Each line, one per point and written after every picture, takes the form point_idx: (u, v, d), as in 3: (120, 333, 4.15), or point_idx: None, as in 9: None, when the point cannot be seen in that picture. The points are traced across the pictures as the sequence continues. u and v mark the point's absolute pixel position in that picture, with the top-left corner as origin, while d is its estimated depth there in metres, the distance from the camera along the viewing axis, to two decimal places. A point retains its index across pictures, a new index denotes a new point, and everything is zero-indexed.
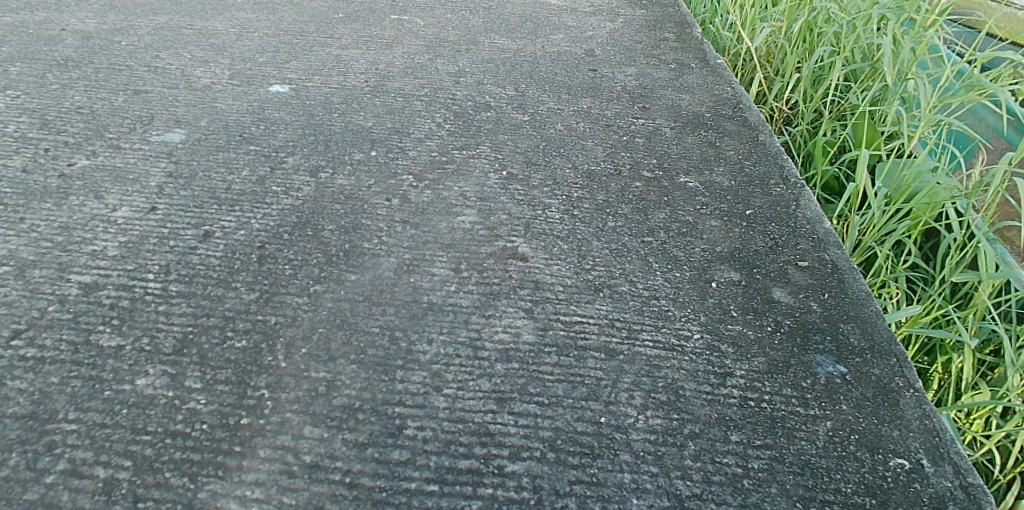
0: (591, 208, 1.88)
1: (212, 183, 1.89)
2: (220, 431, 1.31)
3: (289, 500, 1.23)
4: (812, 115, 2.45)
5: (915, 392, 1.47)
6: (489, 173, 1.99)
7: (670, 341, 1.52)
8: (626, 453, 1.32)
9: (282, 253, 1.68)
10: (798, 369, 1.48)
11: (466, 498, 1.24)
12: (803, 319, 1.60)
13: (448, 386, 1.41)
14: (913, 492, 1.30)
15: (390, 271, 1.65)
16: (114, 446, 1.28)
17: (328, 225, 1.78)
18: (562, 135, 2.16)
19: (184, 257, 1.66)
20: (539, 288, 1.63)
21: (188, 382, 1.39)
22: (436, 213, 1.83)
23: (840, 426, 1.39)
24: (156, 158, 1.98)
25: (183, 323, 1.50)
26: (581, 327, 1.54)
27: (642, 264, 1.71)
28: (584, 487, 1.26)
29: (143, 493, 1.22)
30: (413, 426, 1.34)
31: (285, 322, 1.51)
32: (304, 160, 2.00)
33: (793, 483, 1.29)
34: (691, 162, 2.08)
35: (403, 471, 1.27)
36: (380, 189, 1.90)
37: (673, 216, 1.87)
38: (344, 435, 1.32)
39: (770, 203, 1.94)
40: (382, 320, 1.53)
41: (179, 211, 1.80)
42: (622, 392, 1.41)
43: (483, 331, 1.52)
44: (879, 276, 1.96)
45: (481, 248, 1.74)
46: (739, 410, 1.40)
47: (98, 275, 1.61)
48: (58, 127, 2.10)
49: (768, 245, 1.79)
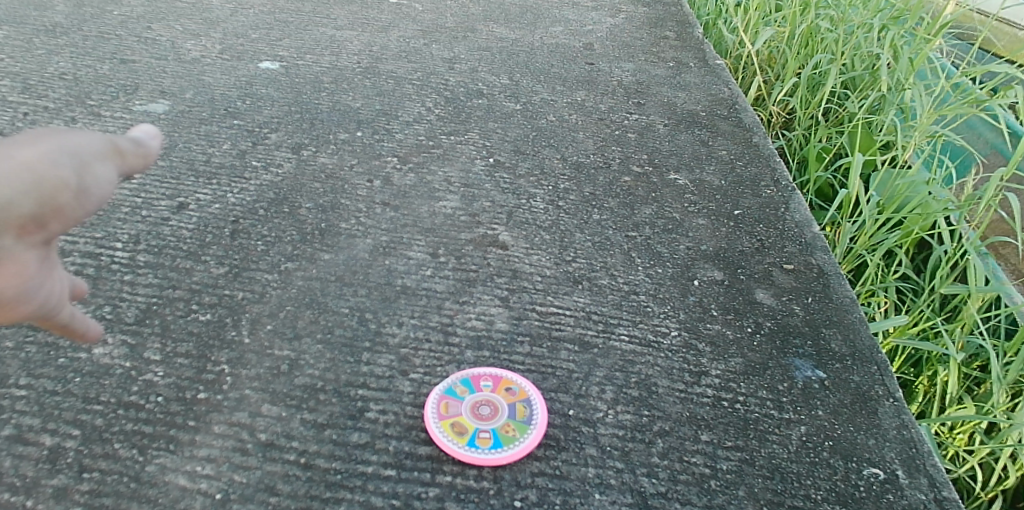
0: (577, 199, 1.84)
1: (191, 155, 1.85)
2: (175, 404, 1.27)
3: (240, 478, 1.18)
4: (809, 121, 2.42)
5: (894, 401, 1.43)
6: (476, 159, 1.95)
7: (647, 337, 1.48)
8: (592, 447, 1.27)
9: (256, 228, 1.65)
10: (776, 371, 1.45)
11: (424, 485, 1.19)
12: (784, 321, 1.56)
13: (415, 370, 1.37)
14: (886, 503, 1.26)
15: (366, 253, 1.61)
16: (64, 414, 1.24)
17: (306, 203, 1.73)
18: (553, 126, 2.13)
19: (155, 228, 1.62)
20: (517, 277, 1.60)
21: (147, 353, 1.35)
22: (418, 197, 1.79)
23: (815, 431, 1.35)
24: (137, 127, 1.94)
25: (147, 294, 1.46)
26: (557, 318, 1.50)
27: (624, 259, 1.67)
28: (546, 480, 1.22)
29: (89, 463, 1.17)
30: (375, 409, 1.30)
31: (253, 298, 1.48)
32: (288, 137, 1.96)
33: (762, 487, 1.25)
34: (682, 159, 2.05)
35: (361, 455, 1.23)
36: (363, 170, 1.86)
37: (660, 212, 1.84)
38: (304, 415, 1.28)
39: (760, 205, 1.90)
40: (353, 301, 1.49)
41: (155, 181, 1.75)
42: (594, 385, 1.37)
43: (457, 317, 1.49)
44: (866, 286, 1.91)
45: (461, 234, 1.70)
46: (712, 410, 1.36)
47: (65, 241, 1.57)
48: (39, 91, 2.06)
49: (755, 246, 1.76)
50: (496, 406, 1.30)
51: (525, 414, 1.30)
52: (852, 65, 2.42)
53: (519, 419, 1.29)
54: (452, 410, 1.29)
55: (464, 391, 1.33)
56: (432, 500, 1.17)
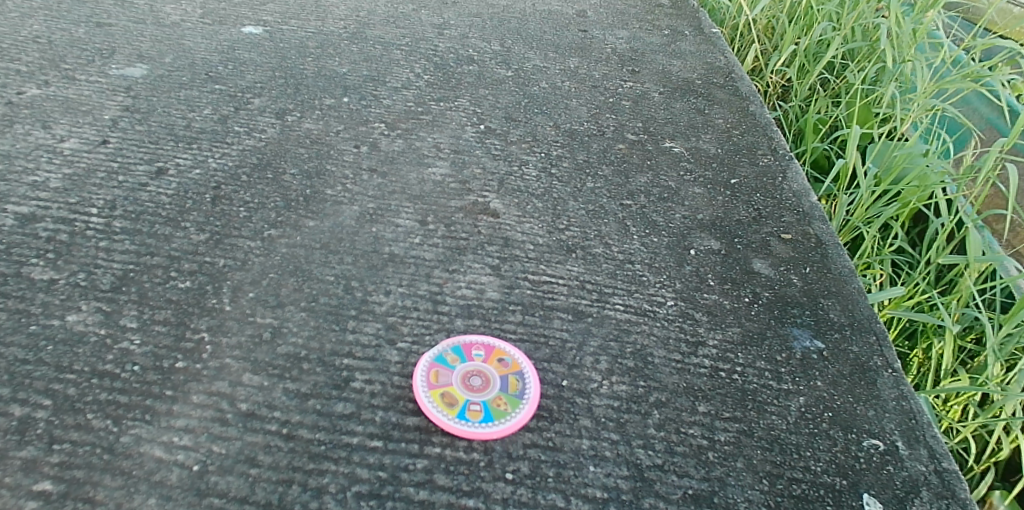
0: (570, 167, 1.79)
1: (170, 119, 1.78)
2: (151, 373, 1.22)
3: (219, 449, 1.13)
4: (806, 91, 2.35)
5: (894, 373, 1.40)
6: (466, 126, 1.89)
7: (642, 307, 1.44)
8: (586, 418, 1.23)
9: (237, 194, 1.59)
10: (775, 342, 1.41)
11: (412, 456, 1.15)
12: (782, 292, 1.52)
13: (403, 339, 1.32)
14: (887, 475, 1.22)
15: (353, 220, 1.56)
16: (34, 384, 1.18)
17: (290, 169, 1.67)
18: (546, 93, 2.06)
19: (132, 193, 1.55)
20: (509, 245, 1.54)
21: (123, 321, 1.29)
22: (407, 163, 1.73)
23: (814, 403, 1.31)
24: (114, 91, 1.86)
25: (124, 260, 1.40)
26: (550, 288, 1.45)
27: (619, 228, 1.63)
28: (539, 452, 1.18)
29: (60, 434, 1.12)
30: (361, 379, 1.25)
31: (234, 265, 1.42)
32: (271, 102, 1.88)
33: (760, 459, 1.21)
34: (678, 127, 1.99)
35: (346, 426, 1.18)
36: (349, 135, 1.80)
37: (655, 180, 1.78)
38: (286, 384, 1.23)
39: (757, 173, 1.86)
40: (338, 269, 1.44)
41: (133, 146, 1.68)
42: (588, 355, 1.33)
43: (446, 286, 1.44)
44: (863, 258, 1.86)
45: (450, 201, 1.64)
46: (709, 381, 1.32)
47: (38, 207, 1.50)
48: (11, 55, 1.97)
49: (752, 215, 1.71)
50: (488, 378, 1.26)
51: (517, 388, 1.25)
52: (851, 36, 2.35)
53: (511, 393, 1.24)
54: (443, 379, 1.25)
55: (454, 360, 1.28)
56: (420, 472, 1.13)
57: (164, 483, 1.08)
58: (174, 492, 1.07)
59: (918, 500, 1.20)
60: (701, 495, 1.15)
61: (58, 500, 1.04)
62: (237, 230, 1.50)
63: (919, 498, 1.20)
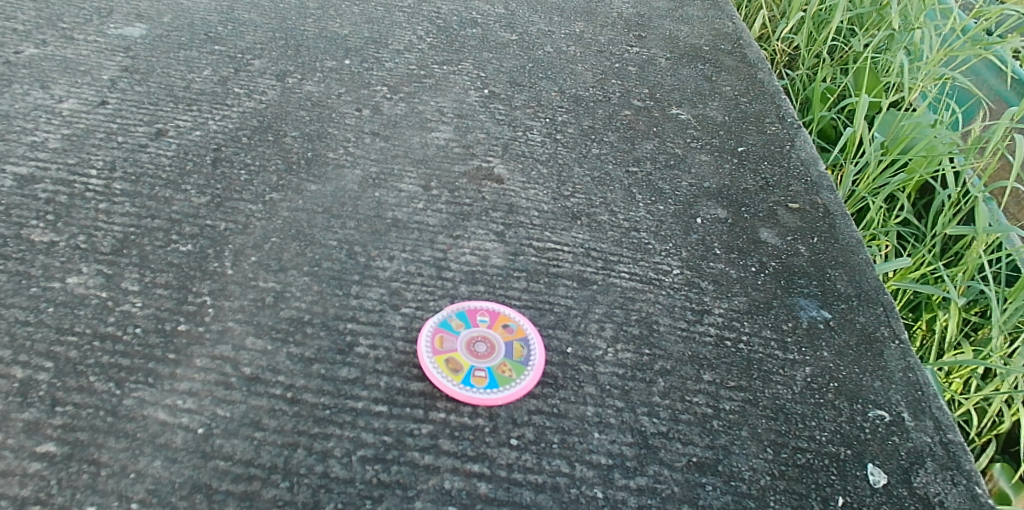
0: (576, 133, 1.76)
1: (170, 80, 1.74)
2: (154, 336, 1.21)
3: (223, 412, 1.12)
4: (814, 59, 2.31)
5: (900, 343, 1.39)
6: (470, 90, 1.85)
7: (647, 275, 1.43)
8: (591, 385, 1.23)
9: (238, 157, 1.56)
10: (781, 311, 1.40)
11: (416, 422, 1.14)
12: (788, 261, 1.51)
13: (407, 305, 1.31)
14: (891, 445, 1.23)
15: (355, 184, 1.54)
16: (36, 345, 1.18)
17: (291, 132, 1.65)
18: (550, 58, 2.03)
19: (132, 155, 1.53)
20: (513, 212, 1.53)
21: (125, 284, 1.28)
22: (409, 127, 1.71)
23: (820, 373, 1.31)
24: (112, 51, 1.82)
25: (124, 223, 1.39)
26: (555, 254, 1.44)
27: (625, 195, 1.61)
28: (544, 418, 1.17)
29: (63, 396, 1.11)
30: (365, 344, 1.24)
31: (236, 229, 1.40)
32: (272, 64, 1.85)
33: (765, 428, 1.21)
34: (685, 94, 1.96)
35: (351, 390, 1.17)
36: (351, 98, 1.77)
37: (661, 147, 1.76)
38: (290, 348, 1.22)
39: (764, 142, 1.83)
40: (341, 233, 1.43)
41: (132, 107, 1.65)
42: (593, 322, 1.33)
43: (450, 252, 1.42)
44: (868, 229, 1.84)
45: (454, 166, 1.62)
46: (714, 349, 1.31)
47: (36, 167, 1.48)
48: (6, 12, 1.92)
49: (759, 184, 1.69)
50: (493, 344, 1.25)
51: (522, 354, 1.24)
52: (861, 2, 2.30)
53: (516, 359, 1.24)
54: (447, 345, 1.24)
55: (459, 325, 1.28)
56: (424, 437, 1.13)
57: (168, 445, 1.08)
58: (178, 454, 1.07)
59: (922, 471, 1.20)
60: (706, 462, 1.15)
61: (61, 462, 1.04)
62: (239, 193, 1.48)
63: (923, 468, 1.20)
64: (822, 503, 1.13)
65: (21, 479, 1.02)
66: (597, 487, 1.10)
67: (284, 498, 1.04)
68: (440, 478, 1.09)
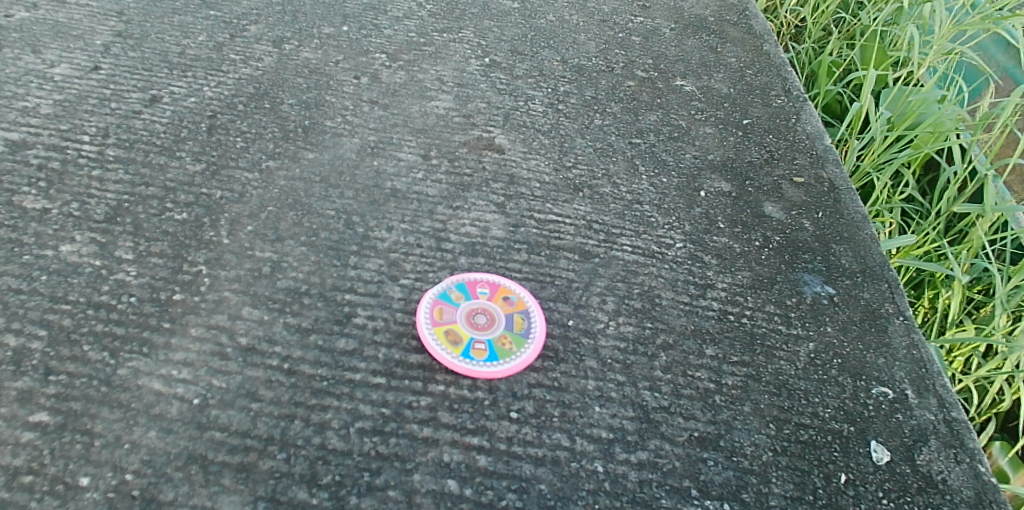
0: (578, 103, 1.73)
1: (164, 46, 1.70)
2: (149, 306, 1.19)
3: (219, 383, 1.11)
4: (820, 32, 2.25)
5: (905, 320, 1.38)
6: (471, 59, 1.81)
7: (650, 248, 1.41)
8: (592, 359, 1.21)
9: (234, 124, 1.53)
10: (785, 286, 1.39)
11: (415, 394, 1.13)
12: (793, 236, 1.49)
13: (406, 276, 1.29)
14: (894, 422, 1.22)
15: (353, 152, 1.51)
16: (29, 314, 1.16)
17: (288, 99, 1.61)
18: (553, 27, 1.98)
19: (126, 121, 1.50)
20: (514, 183, 1.50)
21: (119, 252, 1.26)
22: (409, 96, 1.67)
23: (823, 349, 1.30)
24: (105, 15, 1.77)
25: (118, 190, 1.36)
26: (556, 227, 1.42)
27: (628, 167, 1.58)
28: (544, 392, 1.16)
29: (56, 365, 1.10)
30: (364, 315, 1.22)
31: (231, 198, 1.38)
32: (268, 30, 1.80)
33: (768, 404, 1.20)
34: (689, 65, 1.93)
35: (349, 362, 1.16)
36: (349, 66, 1.73)
37: (665, 119, 1.73)
38: (287, 319, 1.20)
39: (769, 114, 1.80)
40: (338, 203, 1.40)
41: (125, 72, 1.61)
42: (594, 295, 1.31)
43: (450, 224, 1.40)
44: (873, 206, 1.81)
45: (454, 136, 1.59)
46: (717, 324, 1.30)
47: (28, 133, 1.44)
48: None
49: (764, 157, 1.67)
50: (493, 316, 1.24)
51: (523, 326, 1.23)
52: None
53: (516, 331, 1.22)
54: (447, 316, 1.23)
55: (458, 297, 1.26)
56: (423, 410, 1.11)
57: (163, 416, 1.06)
58: (174, 425, 1.05)
59: (925, 448, 1.19)
60: (707, 437, 1.14)
61: (55, 431, 1.03)
62: (235, 161, 1.45)
63: (926, 446, 1.19)
64: (825, 480, 1.12)
65: (14, 449, 1.00)
66: (598, 462, 1.09)
67: (281, 469, 1.03)
68: (439, 450, 1.07)
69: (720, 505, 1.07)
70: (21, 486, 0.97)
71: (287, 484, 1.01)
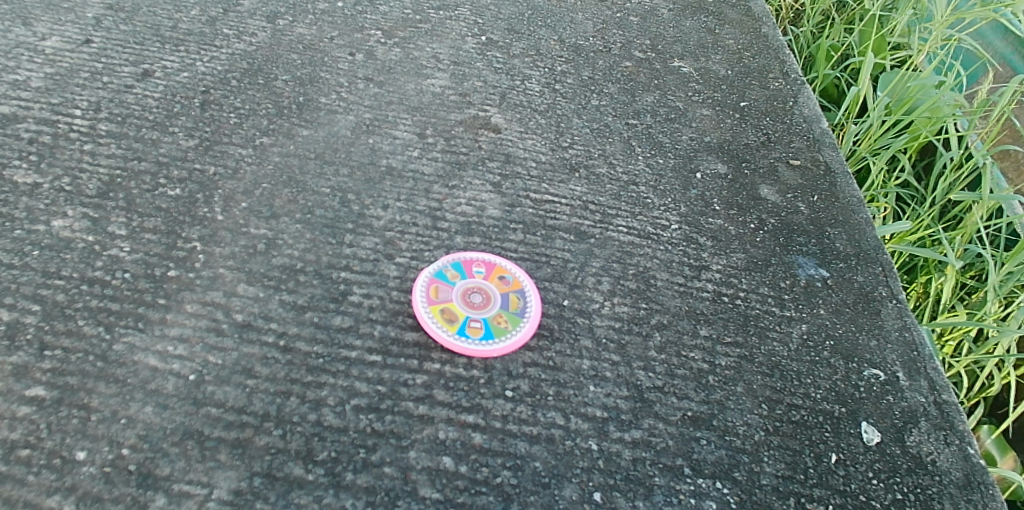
0: (575, 83, 1.72)
1: (157, 20, 1.68)
2: (143, 282, 1.18)
3: (215, 359, 1.11)
4: (819, 15, 2.23)
5: (897, 303, 1.39)
6: (467, 37, 1.80)
7: (646, 230, 1.41)
8: (587, 338, 1.22)
9: (227, 100, 1.51)
10: (779, 269, 1.39)
11: (410, 372, 1.13)
12: (788, 219, 1.50)
13: (401, 255, 1.29)
14: (885, 404, 1.23)
15: (348, 130, 1.50)
16: (22, 288, 1.15)
17: (282, 75, 1.60)
18: (550, 5, 1.97)
19: (118, 95, 1.48)
20: (510, 162, 1.50)
21: (112, 228, 1.25)
22: (404, 74, 1.66)
23: (816, 330, 1.31)
24: None
25: (110, 165, 1.35)
26: (552, 207, 1.42)
27: (624, 147, 1.58)
28: (539, 371, 1.17)
29: (51, 340, 1.09)
30: (359, 293, 1.22)
31: (225, 174, 1.37)
32: (262, 5, 1.78)
33: (760, 384, 1.21)
34: (687, 46, 1.92)
35: (344, 339, 1.16)
36: (344, 42, 1.71)
37: (662, 100, 1.73)
38: (282, 296, 1.20)
39: (767, 97, 1.80)
40: (334, 181, 1.39)
41: (117, 46, 1.59)
42: (590, 276, 1.31)
43: (445, 203, 1.40)
44: (868, 190, 1.80)
45: (450, 114, 1.58)
46: (711, 305, 1.31)
47: (19, 106, 1.42)
48: None
49: (760, 139, 1.67)
50: (489, 295, 1.24)
51: (518, 306, 1.23)
52: None
53: (512, 311, 1.23)
54: (443, 295, 1.23)
55: (455, 276, 1.26)
56: (419, 387, 1.12)
57: (160, 391, 1.06)
58: (170, 400, 1.05)
59: (916, 430, 1.21)
60: (701, 417, 1.15)
61: (51, 406, 1.02)
62: (228, 137, 1.44)
63: (916, 427, 1.21)
64: (816, 459, 1.13)
65: (10, 423, 1.00)
66: (592, 440, 1.10)
67: (278, 446, 1.03)
68: (434, 428, 1.08)
69: (712, 483, 1.08)
70: (19, 460, 0.97)
71: (284, 460, 1.02)
